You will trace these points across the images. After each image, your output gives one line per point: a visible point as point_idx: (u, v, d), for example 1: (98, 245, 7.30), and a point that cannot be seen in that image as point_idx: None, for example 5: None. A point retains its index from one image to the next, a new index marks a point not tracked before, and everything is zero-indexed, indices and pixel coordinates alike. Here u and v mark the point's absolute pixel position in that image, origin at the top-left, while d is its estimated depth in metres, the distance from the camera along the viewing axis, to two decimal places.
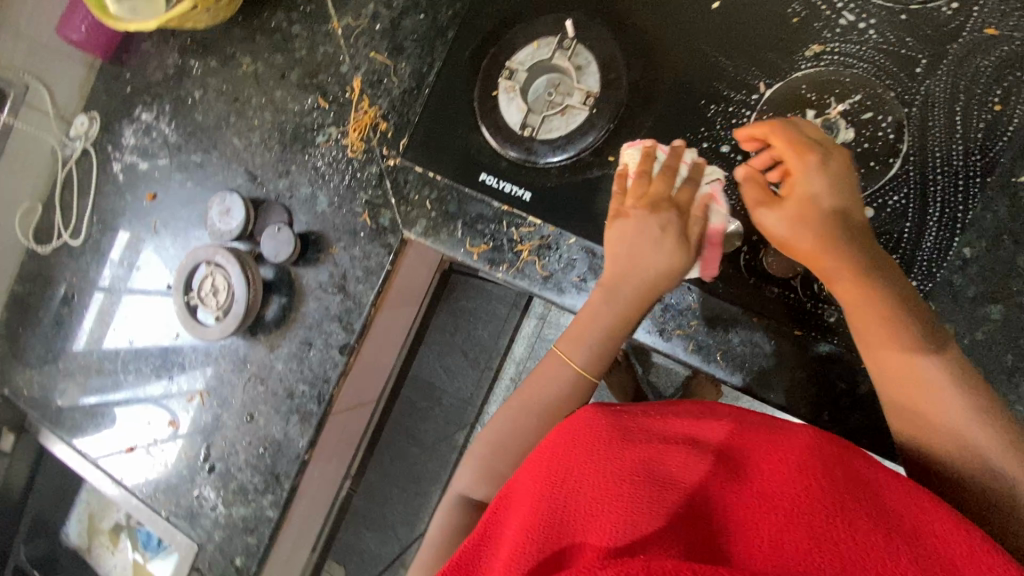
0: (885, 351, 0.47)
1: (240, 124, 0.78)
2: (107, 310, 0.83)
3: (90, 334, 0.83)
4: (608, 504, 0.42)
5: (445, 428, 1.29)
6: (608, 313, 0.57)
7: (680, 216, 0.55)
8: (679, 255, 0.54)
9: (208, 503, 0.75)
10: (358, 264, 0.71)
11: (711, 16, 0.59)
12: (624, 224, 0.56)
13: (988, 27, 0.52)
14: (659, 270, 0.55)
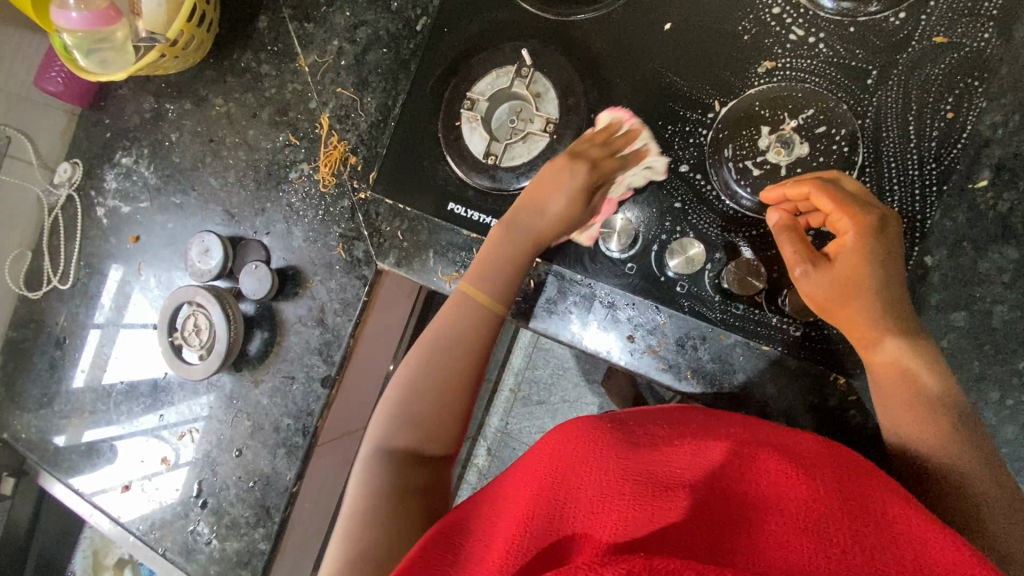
0: (907, 394, 0.47)
1: (216, 163, 0.79)
2: (98, 352, 0.84)
3: (83, 376, 0.85)
4: (609, 503, 0.42)
5: None
6: (505, 250, 0.59)
7: (592, 169, 0.57)
8: (576, 204, 0.57)
9: (203, 538, 0.76)
10: (335, 297, 0.71)
11: (664, 37, 0.60)
12: (547, 170, 0.58)
13: (936, 36, 0.52)
14: (556, 216, 0.58)
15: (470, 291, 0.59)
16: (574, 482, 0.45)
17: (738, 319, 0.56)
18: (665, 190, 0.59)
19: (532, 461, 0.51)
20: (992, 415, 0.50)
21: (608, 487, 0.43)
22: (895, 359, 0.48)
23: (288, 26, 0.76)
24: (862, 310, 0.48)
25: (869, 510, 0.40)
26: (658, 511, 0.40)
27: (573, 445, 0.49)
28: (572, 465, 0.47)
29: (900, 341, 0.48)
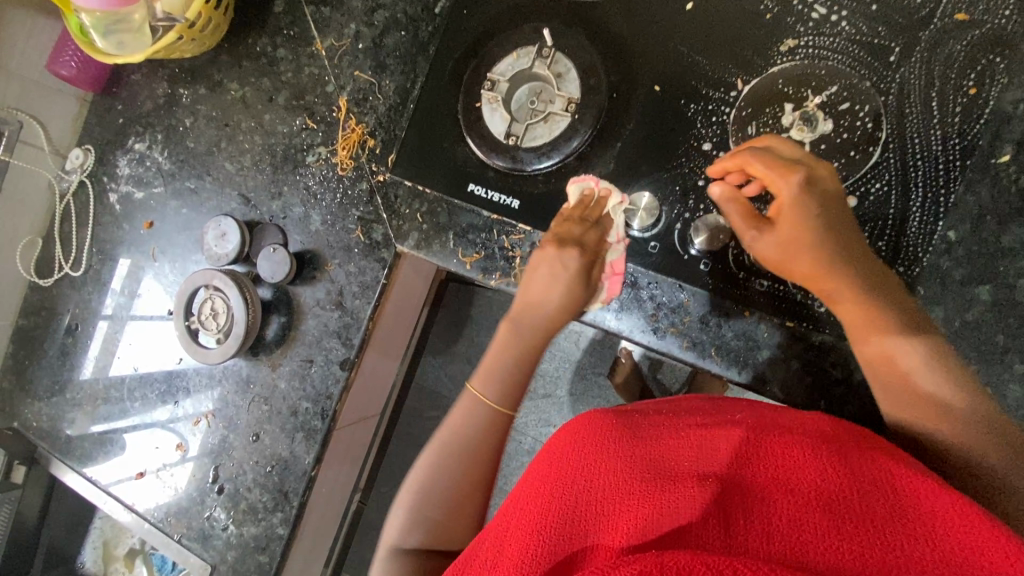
0: (873, 342, 0.49)
1: (231, 148, 0.79)
2: (111, 339, 0.84)
3: (95, 363, 0.84)
4: (619, 502, 0.42)
5: None
6: (517, 342, 0.60)
7: (583, 255, 0.57)
8: (578, 290, 0.58)
9: (219, 524, 0.75)
10: (353, 280, 0.71)
11: (686, 17, 0.60)
12: (538, 260, 0.59)
13: (958, 13, 0.52)
14: (559, 304, 0.58)
15: (478, 397, 0.59)
16: (583, 484, 0.45)
17: (761, 295, 0.57)
18: (688, 169, 0.59)
19: (543, 465, 0.51)
20: (1016, 387, 0.50)
21: (618, 489, 0.43)
22: (849, 312, 0.50)
23: (305, 10, 0.76)
24: (810, 266, 0.50)
25: (886, 495, 0.39)
26: (670, 505, 0.39)
27: (579, 448, 0.49)
28: (580, 468, 0.47)
29: (858, 297, 0.49)
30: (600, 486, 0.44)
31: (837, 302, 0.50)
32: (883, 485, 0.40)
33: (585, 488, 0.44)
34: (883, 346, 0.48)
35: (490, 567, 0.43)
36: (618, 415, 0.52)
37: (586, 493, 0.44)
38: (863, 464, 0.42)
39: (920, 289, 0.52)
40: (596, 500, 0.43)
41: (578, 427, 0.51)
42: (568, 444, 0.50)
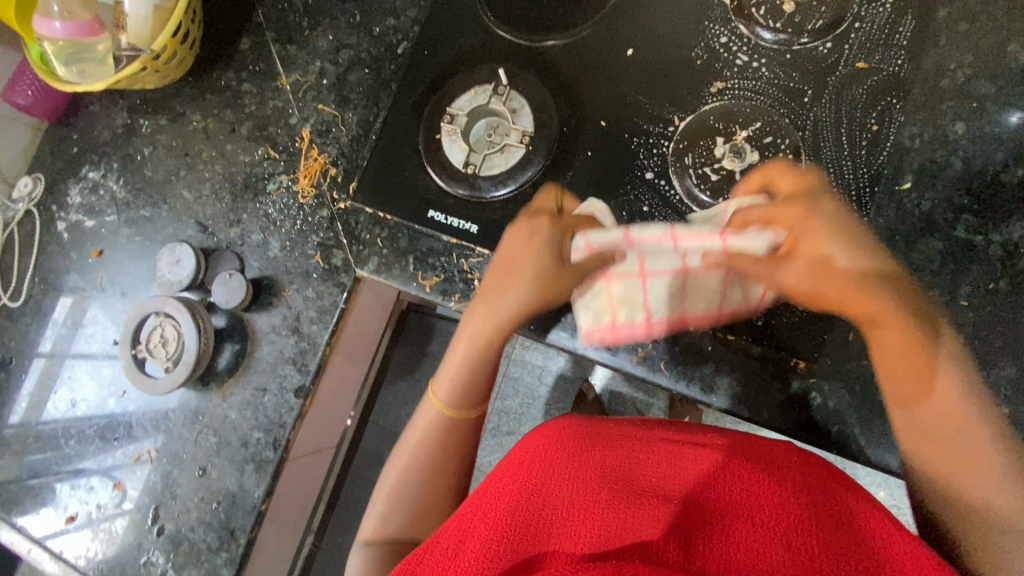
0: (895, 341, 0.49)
1: (191, 177, 0.79)
2: (50, 375, 0.79)
3: (29, 402, 0.79)
4: (587, 511, 0.44)
5: None
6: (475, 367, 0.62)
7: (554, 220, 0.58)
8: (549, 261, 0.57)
9: (157, 569, 0.70)
10: (312, 305, 0.71)
11: (628, 62, 0.66)
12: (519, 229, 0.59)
13: (858, 61, 0.60)
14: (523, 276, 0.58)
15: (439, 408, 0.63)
16: (552, 486, 0.47)
17: None
18: (633, 196, 0.63)
19: (510, 464, 0.53)
20: None
21: (584, 494, 0.46)
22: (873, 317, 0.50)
23: (270, 48, 0.80)
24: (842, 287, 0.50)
25: (848, 521, 0.42)
26: (634, 519, 0.42)
27: (552, 452, 0.51)
28: (551, 472, 0.49)
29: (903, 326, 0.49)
30: (568, 491, 0.46)
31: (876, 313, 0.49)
32: (840, 510, 0.43)
33: (554, 492, 0.47)
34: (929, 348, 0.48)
35: (447, 554, 0.45)
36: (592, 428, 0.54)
37: (553, 499, 0.46)
38: (821, 492, 0.45)
39: None
40: (561, 503, 0.45)
41: (553, 435, 0.54)
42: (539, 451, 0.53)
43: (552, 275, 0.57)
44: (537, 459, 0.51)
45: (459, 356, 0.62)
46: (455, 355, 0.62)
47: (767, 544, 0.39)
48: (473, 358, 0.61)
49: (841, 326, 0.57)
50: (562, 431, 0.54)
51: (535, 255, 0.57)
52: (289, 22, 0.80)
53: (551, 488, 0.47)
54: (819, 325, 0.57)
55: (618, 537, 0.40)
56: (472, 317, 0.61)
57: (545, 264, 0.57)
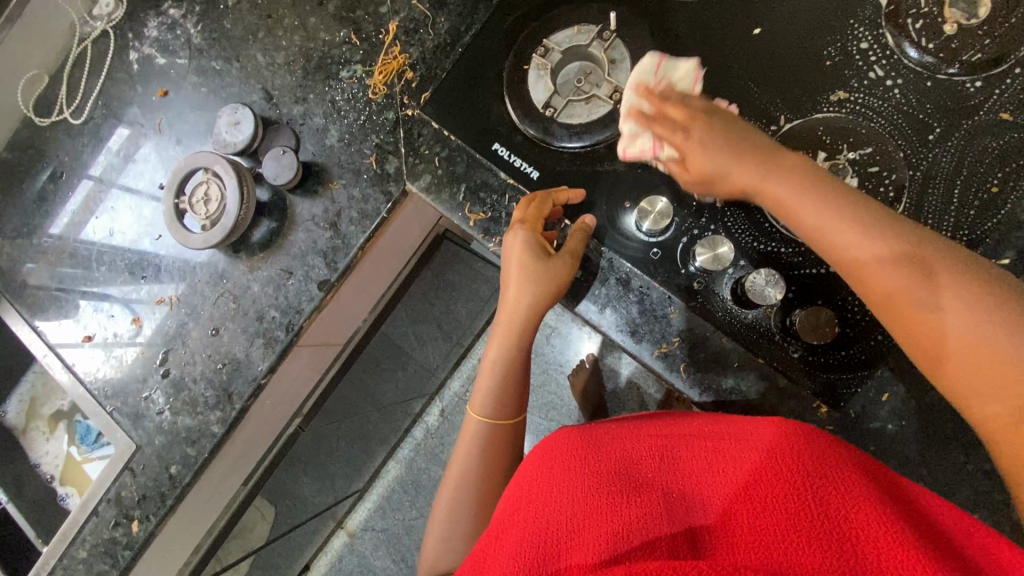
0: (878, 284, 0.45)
1: (268, 41, 0.77)
2: (95, 199, 0.81)
3: (72, 219, 0.82)
4: (595, 523, 0.43)
5: (404, 394, 1.48)
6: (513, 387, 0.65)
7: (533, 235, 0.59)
8: (530, 278, 0.60)
9: (155, 407, 0.74)
10: (355, 205, 0.70)
11: (750, 42, 0.60)
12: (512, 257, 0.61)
13: (1003, 112, 0.54)
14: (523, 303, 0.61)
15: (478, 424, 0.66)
16: (554, 501, 0.47)
17: (745, 327, 0.57)
18: None
19: (519, 487, 0.53)
20: (949, 473, 0.53)
21: (586, 507, 0.45)
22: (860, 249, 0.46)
23: None
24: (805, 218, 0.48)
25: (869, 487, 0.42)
26: (640, 525, 0.42)
27: (552, 470, 0.52)
28: (552, 491, 0.49)
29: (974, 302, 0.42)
30: (571, 507, 0.46)
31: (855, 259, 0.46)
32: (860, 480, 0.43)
33: (559, 508, 0.46)
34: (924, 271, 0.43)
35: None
36: (589, 441, 0.55)
37: (556, 516, 0.45)
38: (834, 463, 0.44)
39: (893, 361, 0.54)
40: (566, 517, 0.45)
41: (551, 456, 0.54)
42: (539, 477, 0.52)
43: (550, 272, 0.59)
44: (541, 484, 0.51)
45: (470, 434, 0.66)
46: (464, 438, 0.67)
47: (773, 522, 0.38)
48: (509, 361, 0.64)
49: (878, 383, 0.54)
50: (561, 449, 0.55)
51: (523, 239, 0.59)
52: None
53: (553, 504, 0.47)
54: (855, 376, 0.55)
55: (626, 541, 0.40)
56: (495, 354, 0.64)
57: (544, 289, 0.59)
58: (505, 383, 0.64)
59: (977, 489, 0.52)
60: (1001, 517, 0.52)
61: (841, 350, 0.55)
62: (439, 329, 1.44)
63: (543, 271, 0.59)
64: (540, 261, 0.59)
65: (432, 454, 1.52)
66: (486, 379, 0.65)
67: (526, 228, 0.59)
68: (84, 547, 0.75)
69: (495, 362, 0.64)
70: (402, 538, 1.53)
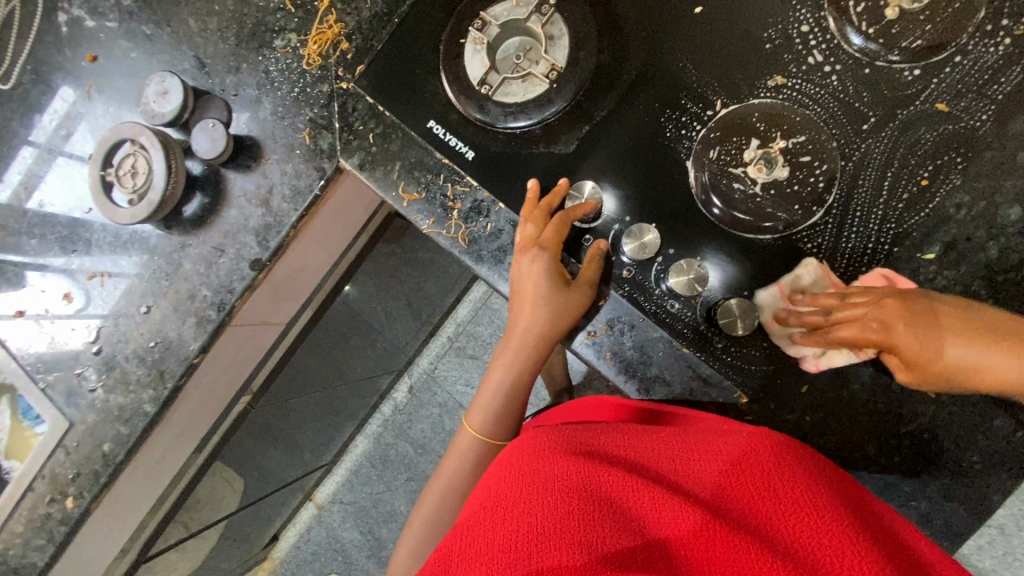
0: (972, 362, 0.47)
1: (200, 5, 0.73)
2: (37, 170, 0.77)
3: (15, 189, 0.77)
4: (559, 522, 0.41)
5: (372, 369, 1.43)
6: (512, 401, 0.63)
7: (551, 260, 0.57)
8: (548, 304, 0.57)
9: (88, 385, 0.73)
10: (287, 182, 0.68)
11: (692, 21, 0.58)
12: (524, 278, 0.58)
13: (941, 102, 0.52)
14: (539, 325, 0.58)
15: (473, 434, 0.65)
16: (520, 497, 0.45)
17: (669, 316, 0.57)
18: (643, 177, 0.58)
19: (486, 486, 0.50)
20: (858, 464, 0.54)
21: (553, 505, 0.42)
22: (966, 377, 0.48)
23: None
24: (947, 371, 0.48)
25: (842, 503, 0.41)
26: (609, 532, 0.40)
27: (518, 466, 0.49)
28: (517, 486, 0.46)
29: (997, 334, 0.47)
30: (537, 504, 0.43)
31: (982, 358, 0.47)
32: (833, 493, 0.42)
33: (524, 505, 0.44)
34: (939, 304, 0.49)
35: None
36: (558, 439, 0.53)
37: (525, 517, 0.42)
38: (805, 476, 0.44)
39: (811, 353, 0.54)
40: (530, 515, 0.42)
41: (517, 455, 0.52)
42: (507, 474, 0.49)
43: (568, 304, 0.57)
44: (510, 480, 0.48)
45: (462, 448, 0.65)
46: (457, 448, 0.66)
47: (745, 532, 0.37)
48: (510, 383, 0.62)
49: (797, 374, 0.55)
50: (531, 445, 0.52)
51: (543, 265, 0.57)
52: None
53: (520, 502, 0.44)
54: (775, 367, 0.55)
55: (596, 546, 0.38)
56: (502, 377, 0.62)
57: (559, 321, 0.57)
58: (507, 407, 0.63)
59: (883, 478, 0.54)
60: (902, 506, 0.53)
61: (763, 341, 0.55)
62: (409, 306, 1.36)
63: (563, 298, 0.56)
64: (558, 284, 0.57)
65: (400, 429, 1.58)
66: (488, 399, 0.63)
67: (547, 254, 0.57)
68: (20, 522, 0.74)
69: (500, 386, 0.62)
70: (370, 510, 1.58)
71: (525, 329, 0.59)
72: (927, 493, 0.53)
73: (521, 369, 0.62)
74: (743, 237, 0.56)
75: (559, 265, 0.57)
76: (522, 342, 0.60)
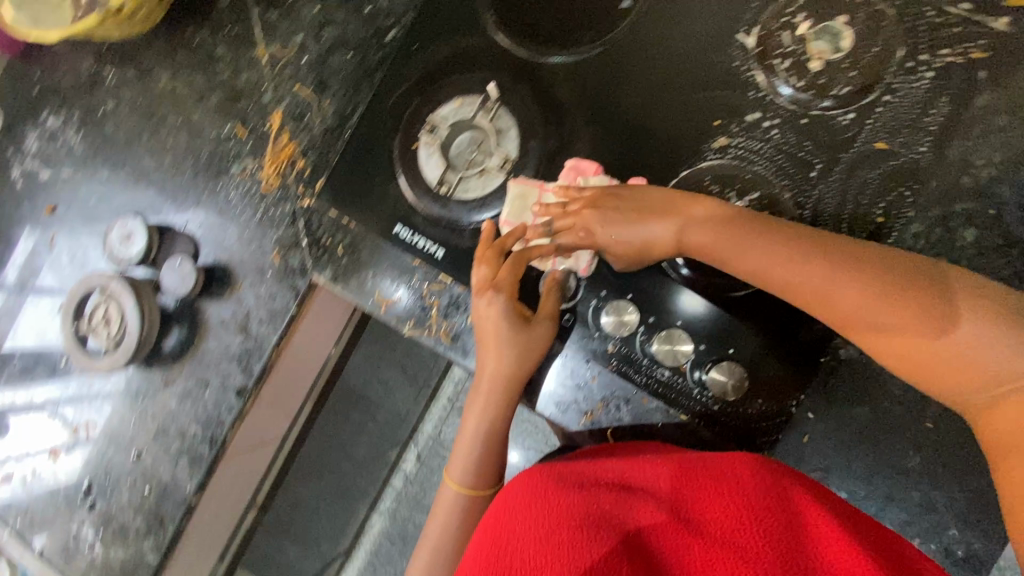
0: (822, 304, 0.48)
1: (153, 142, 0.74)
2: (4, 317, 0.76)
3: None
4: (554, 558, 0.41)
5: (378, 445, 1.39)
6: (493, 445, 0.62)
7: (508, 298, 0.58)
8: (514, 342, 0.57)
9: (85, 542, 0.71)
10: (262, 305, 0.68)
11: (632, 96, 0.60)
12: (484, 317, 0.58)
13: (879, 141, 0.55)
14: (508, 364, 0.58)
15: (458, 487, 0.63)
16: (514, 537, 0.44)
17: (661, 386, 0.57)
18: (613, 251, 0.59)
19: (480, 530, 0.49)
20: (873, 504, 0.54)
21: (548, 538, 0.43)
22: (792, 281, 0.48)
23: (251, 10, 0.72)
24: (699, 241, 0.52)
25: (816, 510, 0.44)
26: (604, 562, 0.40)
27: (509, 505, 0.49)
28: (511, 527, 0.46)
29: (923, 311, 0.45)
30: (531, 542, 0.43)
31: (826, 296, 0.47)
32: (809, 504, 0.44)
33: (516, 546, 0.43)
34: (824, 251, 0.48)
35: None
36: (544, 470, 0.53)
37: (519, 553, 0.43)
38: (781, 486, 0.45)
39: (804, 401, 0.55)
40: (526, 556, 0.42)
41: (506, 492, 0.51)
42: (499, 508, 0.50)
43: (530, 340, 0.57)
44: (505, 511, 0.48)
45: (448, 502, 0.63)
46: (442, 506, 0.64)
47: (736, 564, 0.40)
48: (490, 427, 0.61)
49: (796, 427, 0.55)
50: (520, 479, 0.52)
51: (500, 305, 0.57)
52: None
53: (513, 544, 0.44)
54: (774, 423, 0.55)
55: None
56: (478, 424, 0.61)
57: (521, 359, 0.58)
58: (487, 455, 0.62)
59: (902, 516, 0.53)
60: (926, 541, 0.53)
61: (758, 398, 0.55)
62: (404, 373, 1.36)
63: (525, 336, 0.57)
64: (520, 320, 0.57)
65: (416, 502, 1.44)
66: (468, 446, 0.62)
67: (503, 293, 0.57)
68: None
69: (478, 433, 0.62)
70: None
71: (495, 371, 0.59)
72: (950, 523, 0.52)
73: (497, 413, 0.61)
74: (721, 300, 0.56)
75: (518, 303, 0.58)
76: (494, 387, 0.59)
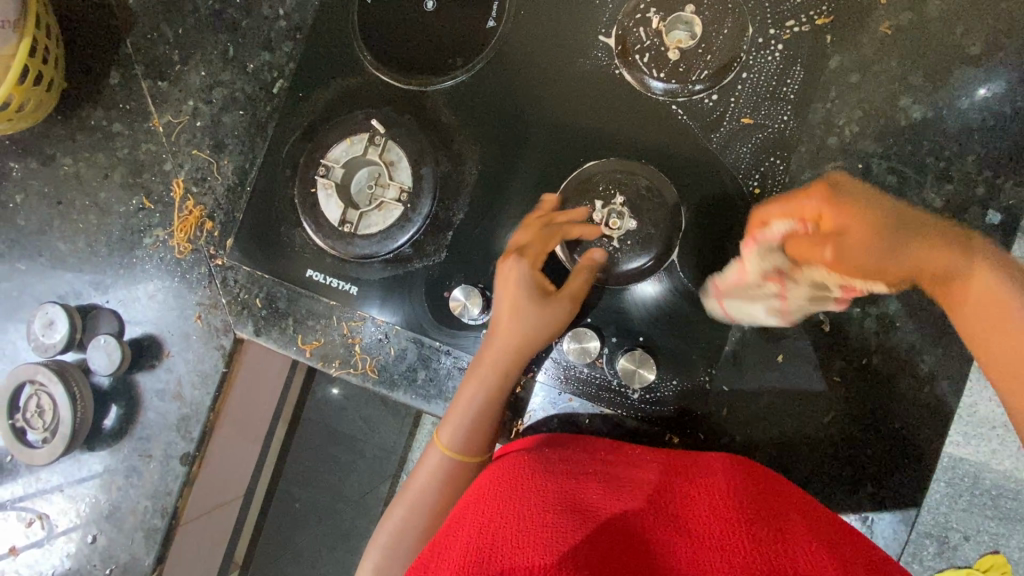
0: (1007, 338, 0.41)
1: (65, 227, 0.74)
2: None
3: None
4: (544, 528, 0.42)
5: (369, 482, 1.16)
6: (487, 425, 0.57)
7: (531, 264, 0.57)
8: (539, 309, 0.56)
9: None
10: (192, 369, 0.69)
11: (510, 111, 0.62)
12: (509, 278, 0.57)
13: (744, 117, 0.57)
14: (525, 333, 0.56)
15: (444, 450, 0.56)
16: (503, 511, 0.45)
17: (582, 384, 0.59)
18: None
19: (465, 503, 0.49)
20: (797, 464, 0.55)
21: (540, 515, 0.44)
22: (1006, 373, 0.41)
23: (141, 83, 0.73)
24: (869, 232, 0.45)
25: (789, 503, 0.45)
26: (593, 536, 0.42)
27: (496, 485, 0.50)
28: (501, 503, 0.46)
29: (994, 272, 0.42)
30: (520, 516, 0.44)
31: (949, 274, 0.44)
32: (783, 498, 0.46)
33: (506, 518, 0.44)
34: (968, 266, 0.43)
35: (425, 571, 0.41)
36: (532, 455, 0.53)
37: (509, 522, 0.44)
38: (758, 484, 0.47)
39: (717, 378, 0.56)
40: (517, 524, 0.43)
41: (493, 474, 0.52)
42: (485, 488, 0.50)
43: (550, 312, 0.56)
44: (494, 496, 0.47)
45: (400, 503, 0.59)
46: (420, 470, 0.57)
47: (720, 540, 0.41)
48: (492, 401, 0.56)
49: (713, 401, 0.56)
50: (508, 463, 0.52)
51: (524, 268, 0.56)
52: (159, 54, 0.73)
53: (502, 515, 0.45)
54: (691, 403, 0.57)
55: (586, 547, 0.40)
56: (477, 391, 0.56)
57: (538, 333, 0.56)
58: (479, 433, 0.56)
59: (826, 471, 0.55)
60: (852, 494, 0.54)
61: (673, 381, 0.57)
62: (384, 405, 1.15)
63: (546, 306, 0.56)
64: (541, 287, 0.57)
65: None
66: (462, 412, 0.56)
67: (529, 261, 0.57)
68: None
69: (474, 404, 0.56)
70: None
71: (512, 336, 0.56)
72: (871, 474, 0.54)
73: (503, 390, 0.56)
74: (624, 290, 0.58)
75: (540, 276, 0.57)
76: (509, 356, 0.56)
